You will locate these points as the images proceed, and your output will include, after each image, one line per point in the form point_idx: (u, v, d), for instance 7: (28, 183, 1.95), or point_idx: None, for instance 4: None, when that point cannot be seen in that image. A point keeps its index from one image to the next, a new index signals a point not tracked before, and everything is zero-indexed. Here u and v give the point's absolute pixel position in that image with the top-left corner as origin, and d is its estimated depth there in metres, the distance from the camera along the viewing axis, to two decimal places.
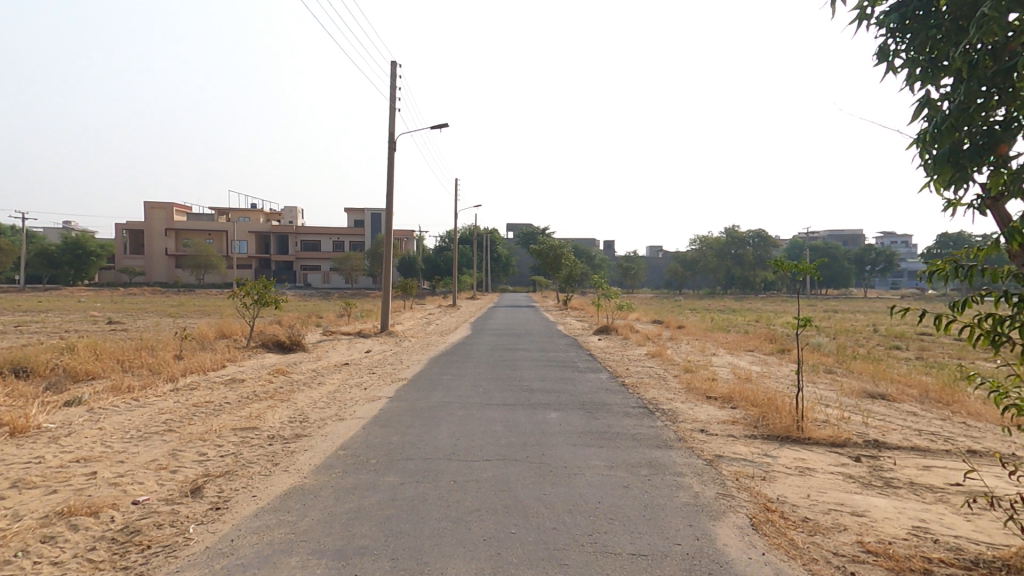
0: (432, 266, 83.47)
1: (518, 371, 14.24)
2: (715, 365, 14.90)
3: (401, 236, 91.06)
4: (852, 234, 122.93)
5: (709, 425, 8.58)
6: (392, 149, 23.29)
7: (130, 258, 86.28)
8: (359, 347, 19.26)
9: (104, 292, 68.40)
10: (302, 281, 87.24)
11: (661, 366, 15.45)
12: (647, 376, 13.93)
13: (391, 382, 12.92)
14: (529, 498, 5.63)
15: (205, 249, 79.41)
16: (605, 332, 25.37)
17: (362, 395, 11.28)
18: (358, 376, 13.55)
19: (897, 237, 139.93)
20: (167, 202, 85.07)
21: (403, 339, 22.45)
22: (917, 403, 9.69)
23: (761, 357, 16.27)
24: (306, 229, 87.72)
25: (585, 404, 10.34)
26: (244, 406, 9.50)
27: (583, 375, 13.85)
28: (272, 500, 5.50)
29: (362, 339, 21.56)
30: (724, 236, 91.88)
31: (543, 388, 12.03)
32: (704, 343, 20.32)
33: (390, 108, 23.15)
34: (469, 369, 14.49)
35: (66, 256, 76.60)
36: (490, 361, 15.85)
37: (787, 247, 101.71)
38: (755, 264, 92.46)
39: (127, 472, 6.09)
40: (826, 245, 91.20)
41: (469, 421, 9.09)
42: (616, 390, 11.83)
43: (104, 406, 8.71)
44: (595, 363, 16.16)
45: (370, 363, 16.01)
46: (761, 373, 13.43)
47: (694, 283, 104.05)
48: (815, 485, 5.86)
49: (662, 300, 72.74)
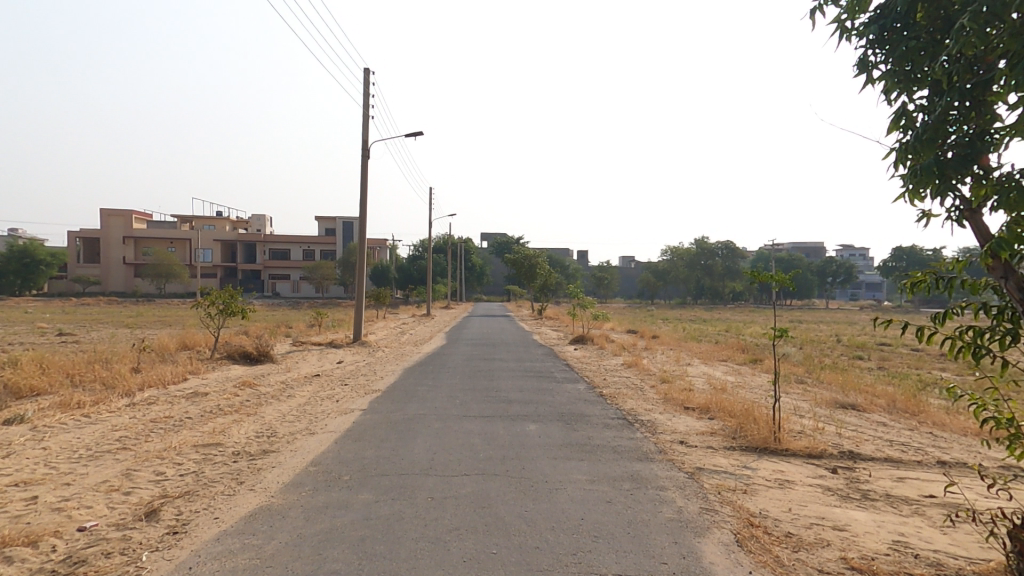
0: (406, 275, 82.64)
1: (495, 381, 14.03)
2: (690, 375, 14.99)
3: (374, 244, 89.88)
4: (815, 247, 127.10)
5: (687, 437, 8.55)
6: (366, 157, 22.93)
7: (85, 266, 82.56)
8: (329, 358, 18.72)
9: (57, 302, 65.21)
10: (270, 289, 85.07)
11: (637, 376, 15.47)
12: (624, 386, 13.91)
13: (363, 394, 12.53)
14: (510, 515, 5.42)
15: (167, 256, 76.66)
16: (580, 342, 25.39)
17: (333, 408, 10.88)
18: (329, 389, 13.10)
19: (856, 250, 145.73)
20: (127, 209, 81.93)
21: (376, 349, 21.94)
22: (886, 413, 9.90)
23: (734, 367, 16.47)
24: (276, 236, 85.77)
25: (564, 416, 10.19)
26: (206, 421, 9.01)
27: (561, 386, 13.74)
28: (235, 523, 5.14)
29: (333, 349, 20.98)
30: (694, 247, 93.88)
31: (521, 399, 11.85)
32: (678, 353, 20.50)
33: (364, 115, 22.81)
34: (445, 380, 14.19)
35: (14, 265, 72.73)
36: (466, 372, 15.59)
37: (754, 259, 104.45)
38: (724, 275, 94.68)
39: (74, 496, 5.63)
40: (791, 257, 94.16)
41: (446, 434, 8.83)
42: (594, 401, 11.75)
43: (51, 424, 8.13)
44: (572, 373, 16.08)
45: (341, 375, 15.55)
46: (735, 383, 13.57)
47: (665, 293, 105.81)
48: (796, 498, 5.84)
49: (634, 310, 73.63)
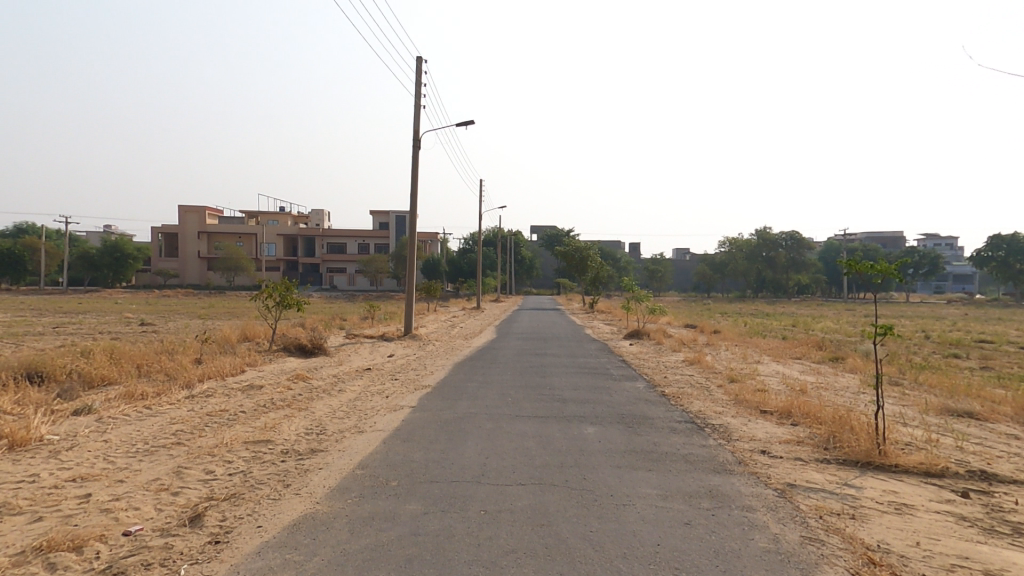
0: (456, 268, 83.25)
1: (548, 378, 13.38)
2: (764, 375, 13.75)
3: (425, 238, 91.17)
4: (893, 236, 117.22)
5: (771, 445, 7.60)
6: (417, 147, 22.72)
7: (164, 261, 88.37)
8: (382, 351, 18.68)
9: (140, 294, 70.17)
10: (328, 283, 88.16)
11: (702, 374, 14.40)
12: (689, 385, 12.94)
13: (415, 389, 12.22)
14: (573, 537, 4.75)
15: (235, 252, 80.77)
16: (636, 337, 24.30)
17: (384, 404, 10.58)
18: (380, 383, 12.89)
19: (939, 240, 134.44)
20: (199, 206, 86.90)
21: (427, 342, 21.85)
22: (1011, 423, 8.48)
23: (812, 366, 15.02)
24: (333, 232, 88.60)
25: (624, 418, 9.40)
26: (259, 415, 8.88)
27: (618, 384, 12.89)
28: (279, 533, 4.76)
29: (385, 342, 21.02)
30: (755, 238, 89.24)
31: (576, 399, 11.13)
32: (745, 349, 19.09)
33: (416, 105, 22.59)
34: (496, 376, 13.68)
35: (105, 258, 79.05)
36: (517, 368, 15.02)
37: (821, 249, 98.04)
38: (788, 267, 89.29)
39: (124, 496, 5.46)
40: (864, 247, 87.59)
41: (498, 436, 8.28)
42: (657, 402, 10.85)
43: (114, 415, 8.20)
44: (630, 370, 15.21)
45: (393, 369, 15.37)
46: (818, 384, 12.25)
47: (723, 286, 101.31)
48: (921, 529, 4.85)
49: (691, 303, 70.92)
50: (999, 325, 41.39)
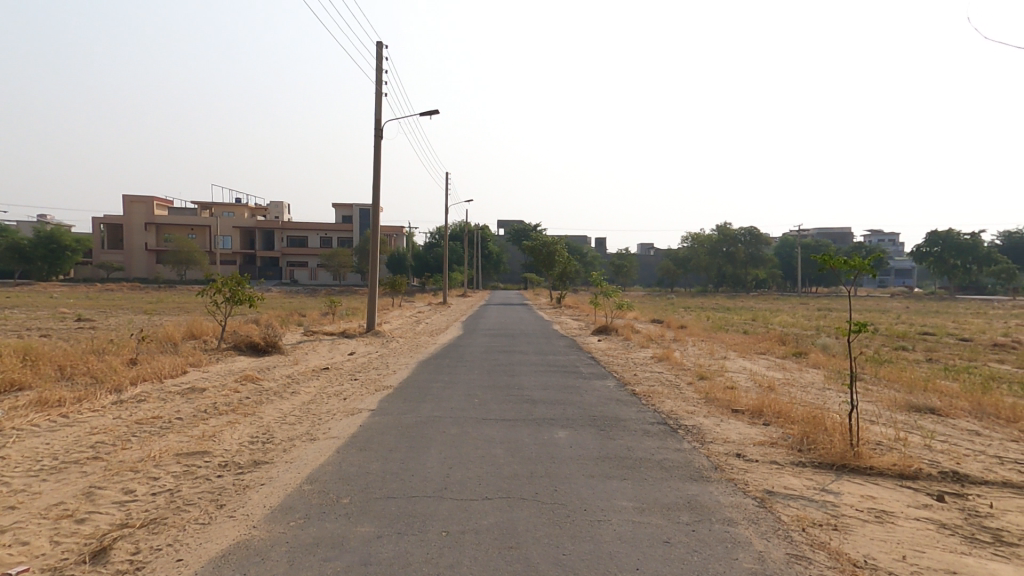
0: (422, 262, 81.94)
1: (516, 377, 12.92)
2: (731, 371, 13.69)
3: (390, 232, 89.33)
4: (841, 231, 122.96)
5: (745, 448, 7.34)
6: (379, 137, 21.82)
7: (108, 253, 83.39)
8: (341, 348, 17.81)
9: (81, 288, 65.98)
10: (288, 277, 85.29)
11: (670, 371, 14.25)
12: (658, 383, 12.74)
13: (374, 390, 11.52)
14: (544, 561, 4.28)
15: (187, 244, 77.04)
16: (604, 332, 24.17)
17: (340, 407, 9.87)
18: (336, 384, 12.14)
19: (885, 236, 141.66)
20: (147, 196, 82.42)
21: (390, 339, 21.08)
22: (973, 419, 8.52)
23: (777, 362, 15.10)
24: (293, 224, 85.69)
25: (596, 420, 9.04)
26: (197, 422, 8.05)
27: (588, 383, 12.55)
28: (201, 568, 4.11)
29: (345, 339, 20.12)
30: (716, 234, 91.42)
31: (545, 399, 10.72)
32: (711, 345, 19.14)
33: (377, 92, 21.66)
34: (463, 376, 13.14)
35: (40, 250, 73.99)
36: (484, 366, 14.50)
37: (778, 245, 101.43)
38: (747, 263, 91.81)
39: (16, 526, 4.68)
40: (818, 244, 91.12)
41: (464, 442, 7.75)
42: (627, 401, 10.53)
43: (23, 426, 7.25)
44: (598, 367, 14.92)
45: (352, 368, 14.60)
46: (784, 380, 12.23)
47: (686, 281, 103.54)
48: (905, 540, 4.60)
49: (655, 297, 72.04)
50: (940, 317, 43.69)
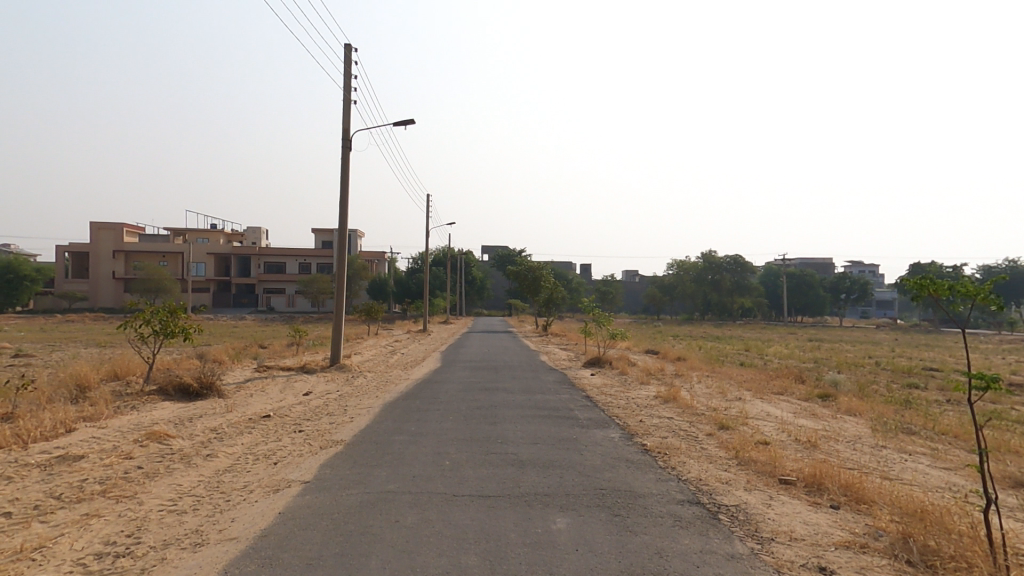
0: (404, 288, 79.58)
1: (499, 427, 10.57)
2: (757, 420, 11.55)
3: (371, 257, 86.88)
4: (823, 261, 124.04)
5: (829, 556, 5.08)
6: (346, 148, 19.82)
7: (72, 281, 79.16)
8: (295, 389, 15.30)
9: (39, 319, 61.95)
10: (263, 304, 81.99)
11: (682, 418, 12.10)
12: (671, 436, 10.56)
13: (319, 449, 9.08)
14: None
15: (157, 271, 73.28)
16: (596, 366, 22.03)
17: (264, 478, 7.43)
18: (273, 440, 9.67)
19: (865, 266, 145.49)
20: (117, 222, 78.79)
21: (356, 375, 18.63)
22: None
23: (803, 407, 12.99)
24: (270, 250, 82.83)
25: (605, 497, 6.75)
26: (33, 519, 5.57)
27: (585, 435, 10.26)
28: None
29: (303, 377, 17.63)
30: (701, 261, 91.08)
31: (535, 461, 8.38)
32: (720, 383, 16.99)
33: (345, 100, 19.69)
34: (435, 425, 10.75)
35: None
36: (462, 411, 12.15)
37: (762, 272, 101.19)
38: (732, 291, 90.95)
39: None
40: (803, 273, 91.78)
41: (422, 543, 5.37)
42: (641, 466, 8.28)
43: None
44: (596, 412, 12.68)
45: (300, 415, 12.09)
46: (824, 433, 10.10)
47: (672, 309, 102.76)
48: None
49: (642, 326, 70.40)
50: (936, 351, 42.40)
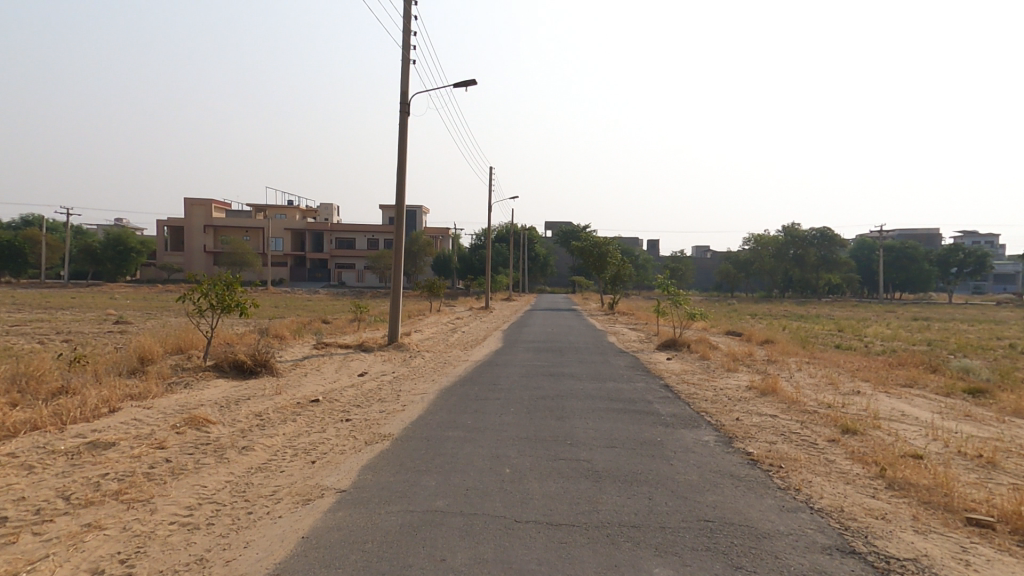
0: (468, 264, 79.62)
1: (567, 424, 9.08)
2: (893, 424, 9.42)
3: (436, 234, 87.47)
4: (926, 233, 111.06)
5: None
6: (405, 112, 18.72)
7: (168, 255, 85.55)
8: (351, 370, 14.60)
9: (142, 289, 67.56)
10: (335, 279, 85.04)
11: (790, 418, 10.08)
12: (781, 440, 8.66)
13: (365, 446, 8.03)
14: None
15: (241, 247, 77.42)
16: (673, 349, 20.03)
17: (295, 483, 6.40)
18: (316, 432, 8.73)
19: (978, 236, 129.68)
20: (205, 200, 83.99)
21: (415, 354, 17.82)
22: None
23: (949, 405, 10.89)
24: (340, 227, 85.36)
25: (718, 535, 5.05)
26: (23, 539, 4.77)
27: (671, 438, 8.52)
28: None
29: (361, 355, 17.04)
30: (782, 235, 84.20)
31: (614, 473, 6.79)
32: (828, 373, 14.58)
33: (404, 59, 18.51)
34: (494, 419, 9.43)
35: (108, 252, 76.68)
36: (525, 402, 10.76)
37: (853, 246, 92.10)
38: (818, 266, 83.40)
39: None
40: (904, 247, 82.52)
41: None
42: (754, 485, 6.49)
43: None
44: (681, 406, 10.89)
45: (350, 400, 11.20)
46: (998, 444, 8.17)
47: (748, 286, 96.52)
48: None
49: (715, 304, 66.32)
50: None
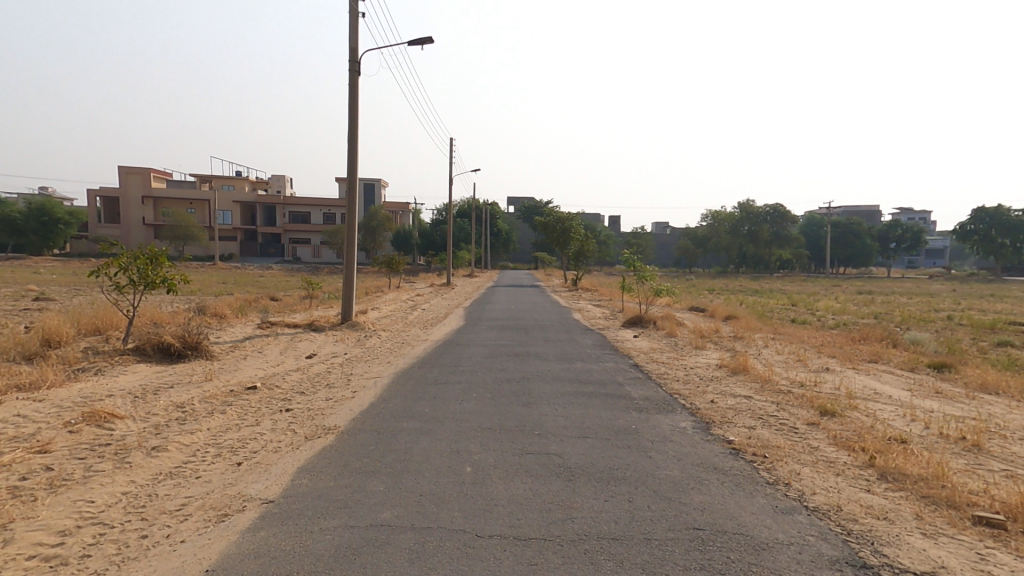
0: (429, 240, 77.65)
1: (534, 411, 8.29)
2: (868, 403, 9.10)
3: (396, 208, 84.71)
4: (869, 210, 116.26)
5: None
6: (355, 70, 17.10)
7: (104, 226, 79.51)
8: (298, 353, 13.34)
9: (73, 262, 62.46)
10: (290, 255, 81.38)
11: (767, 400, 9.64)
12: (761, 425, 8.15)
13: (303, 443, 6.98)
14: None
15: (184, 219, 72.60)
16: (639, 326, 19.61)
17: (209, 493, 5.32)
18: (246, 427, 7.58)
19: (914, 213, 137.40)
20: (143, 167, 78.21)
21: (370, 334, 16.61)
22: None
23: (918, 382, 10.67)
24: (294, 199, 81.38)
25: (713, 549, 4.35)
26: None
27: (647, 426, 7.86)
28: None
29: (310, 335, 15.73)
30: (737, 211, 86.11)
31: (588, 471, 6.02)
32: (795, 350, 14.39)
33: (352, 11, 16.80)
34: (454, 407, 8.53)
35: (33, 222, 70.16)
36: (488, 386, 9.90)
37: (803, 222, 95.28)
38: (771, 242, 85.41)
39: None
40: (850, 223, 86.06)
41: None
42: (743, 482, 5.84)
43: None
44: (653, 389, 10.28)
45: (292, 388, 10.03)
46: (978, 424, 7.84)
47: (705, 262, 98.75)
48: None
49: (674, 280, 67.29)
50: (1008, 303, 38.59)
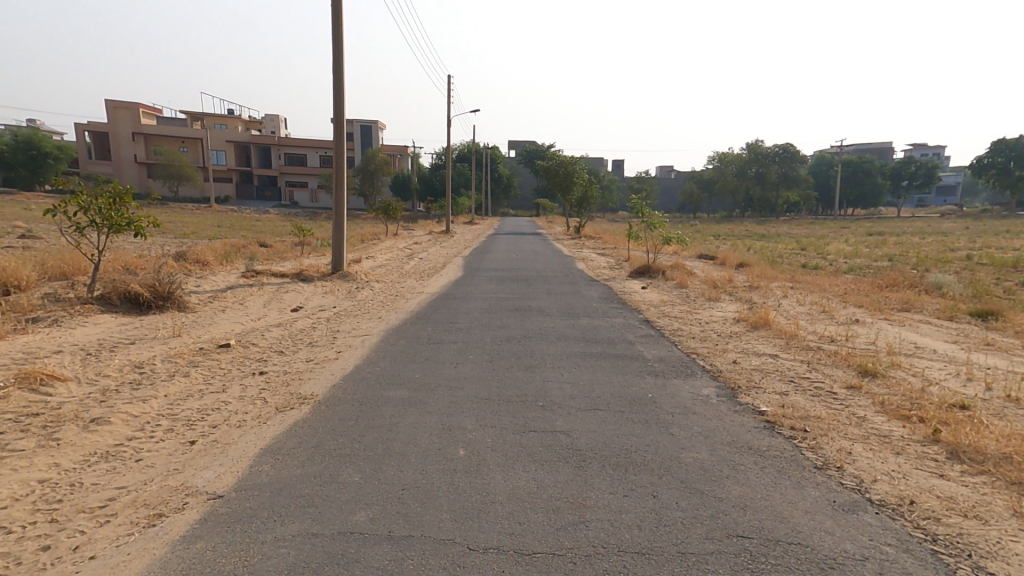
0: (428, 184, 75.33)
1: (537, 376, 7.36)
2: (914, 360, 8.13)
3: (393, 151, 81.70)
4: (882, 149, 112.21)
5: None
6: None
7: (95, 163, 76.94)
8: (281, 305, 12.33)
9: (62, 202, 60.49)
10: (286, 199, 79.26)
11: (796, 357, 8.68)
12: (796, 389, 7.20)
13: (272, 415, 6.04)
14: None
15: (176, 157, 70.15)
16: (648, 275, 18.53)
17: (144, 482, 4.41)
18: (208, 393, 6.64)
19: (928, 149, 132.43)
20: (131, 102, 74.83)
21: (363, 285, 15.56)
22: None
23: (964, 334, 9.65)
24: (288, 141, 78.40)
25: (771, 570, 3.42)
26: None
27: (666, 393, 6.94)
28: None
29: (297, 285, 14.68)
30: (745, 152, 82.98)
31: (602, 454, 5.10)
32: (818, 299, 13.36)
33: None
34: (447, 371, 7.60)
35: (21, 156, 66.83)
36: (486, 346, 8.96)
37: (812, 163, 92.21)
38: (779, 184, 82.87)
39: None
40: (861, 163, 83.09)
41: None
42: (787, 467, 4.92)
43: None
44: (669, 347, 9.30)
45: (270, 346, 9.06)
46: None
47: (710, 206, 96.44)
48: None
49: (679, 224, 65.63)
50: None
